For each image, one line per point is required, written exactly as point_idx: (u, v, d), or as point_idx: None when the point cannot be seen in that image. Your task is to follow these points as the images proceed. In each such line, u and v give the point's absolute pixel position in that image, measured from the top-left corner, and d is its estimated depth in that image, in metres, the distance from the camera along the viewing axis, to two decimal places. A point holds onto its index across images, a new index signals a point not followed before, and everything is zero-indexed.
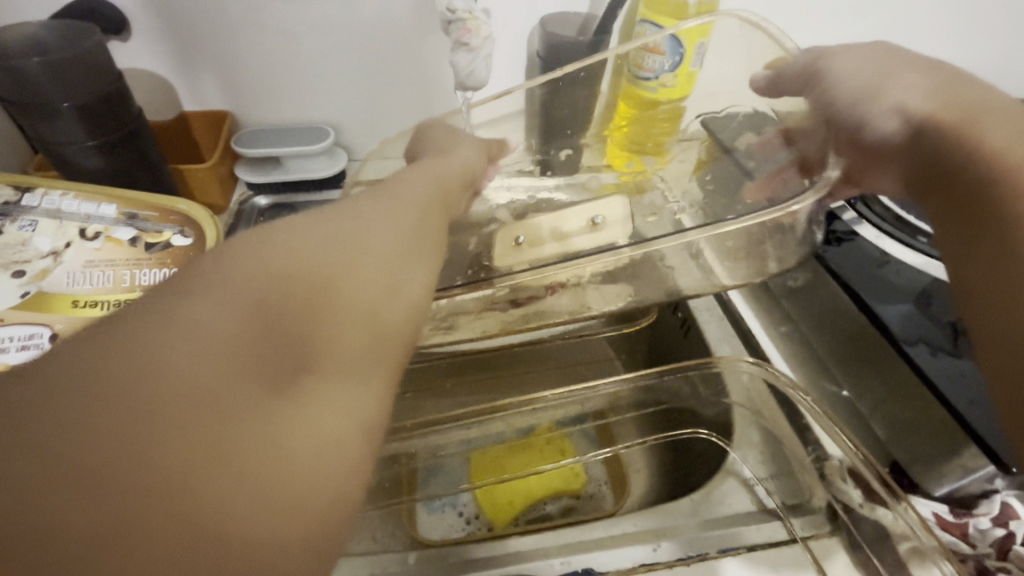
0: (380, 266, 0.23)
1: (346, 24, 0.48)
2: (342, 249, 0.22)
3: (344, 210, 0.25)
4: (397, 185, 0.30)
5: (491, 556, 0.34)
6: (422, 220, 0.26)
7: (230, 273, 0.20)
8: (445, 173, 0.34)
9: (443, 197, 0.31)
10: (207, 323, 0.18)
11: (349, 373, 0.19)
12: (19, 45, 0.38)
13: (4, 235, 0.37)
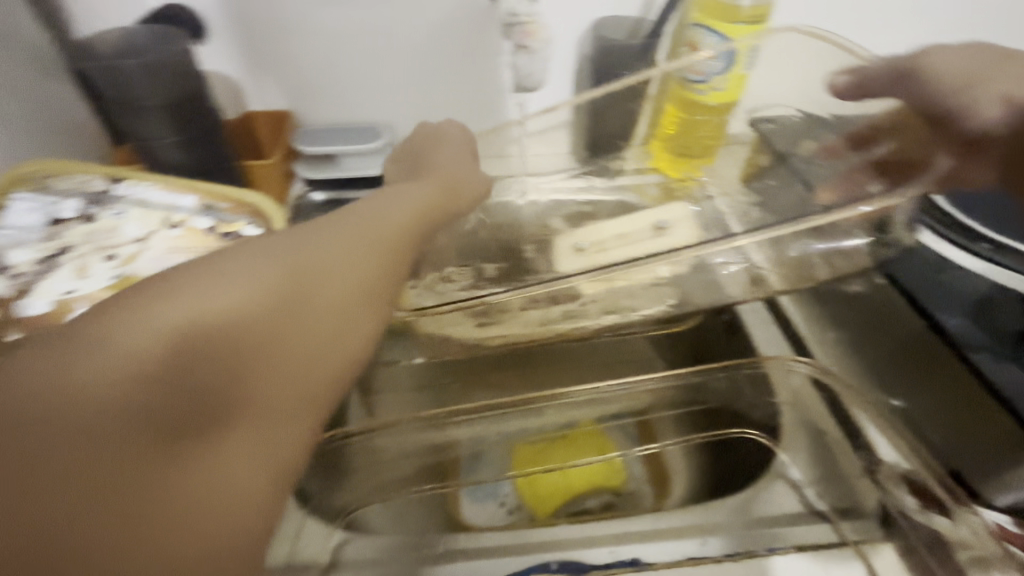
0: (323, 312, 0.23)
1: (404, 28, 0.50)
2: (282, 293, 0.23)
3: (313, 232, 0.25)
4: (369, 200, 0.29)
5: (539, 541, 0.35)
6: (392, 246, 0.27)
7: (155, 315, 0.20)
8: (441, 190, 0.33)
9: (430, 213, 0.31)
10: (154, 361, 0.19)
11: (277, 413, 0.22)
12: (114, 44, 0.41)
13: (96, 221, 0.40)
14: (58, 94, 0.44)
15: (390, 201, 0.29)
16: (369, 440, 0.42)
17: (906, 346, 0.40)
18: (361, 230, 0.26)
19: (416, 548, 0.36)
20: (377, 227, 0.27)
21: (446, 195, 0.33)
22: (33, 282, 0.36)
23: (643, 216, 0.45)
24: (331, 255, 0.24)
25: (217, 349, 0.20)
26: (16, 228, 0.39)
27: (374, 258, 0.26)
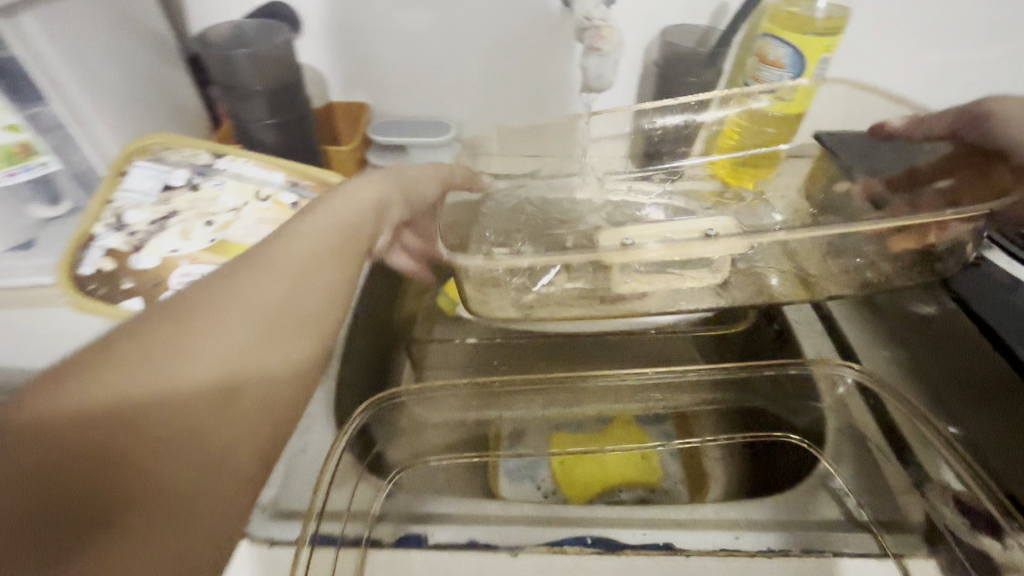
0: (213, 367, 0.24)
1: (481, 33, 0.54)
2: (163, 361, 0.23)
3: (229, 274, 0.27)
4: (262, 241, 0.29)
5: (570, 516, 0.36)
6: (317, 276, 0.29)
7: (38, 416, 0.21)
8: (354, 199, 0.34)
9: (354, 234, 0.33)
10: (84, 417, 0.21)
11: (214, 446, 0.23)
12: (226, 35, 0.46)
13: (199, 190, 0.45)
14: (173, 77, 0.50)
15: (285, 237, 0.29)
16: (420, 404, 0.46)
17: (959, 373, 0.40)
18: (279, 267, 0.28)
19: (449, 509, 0.36)
20: (297, 259, 0.28)
21: (355, 218, 0.33)
22: (146, 239, 0.42)
23: (696, 222, 0.47)
24: (244, 297, 0.26)
25: (134, 396, 0.22)
26: (135, 192, 0.44)
27: (296, 292, 0.28)
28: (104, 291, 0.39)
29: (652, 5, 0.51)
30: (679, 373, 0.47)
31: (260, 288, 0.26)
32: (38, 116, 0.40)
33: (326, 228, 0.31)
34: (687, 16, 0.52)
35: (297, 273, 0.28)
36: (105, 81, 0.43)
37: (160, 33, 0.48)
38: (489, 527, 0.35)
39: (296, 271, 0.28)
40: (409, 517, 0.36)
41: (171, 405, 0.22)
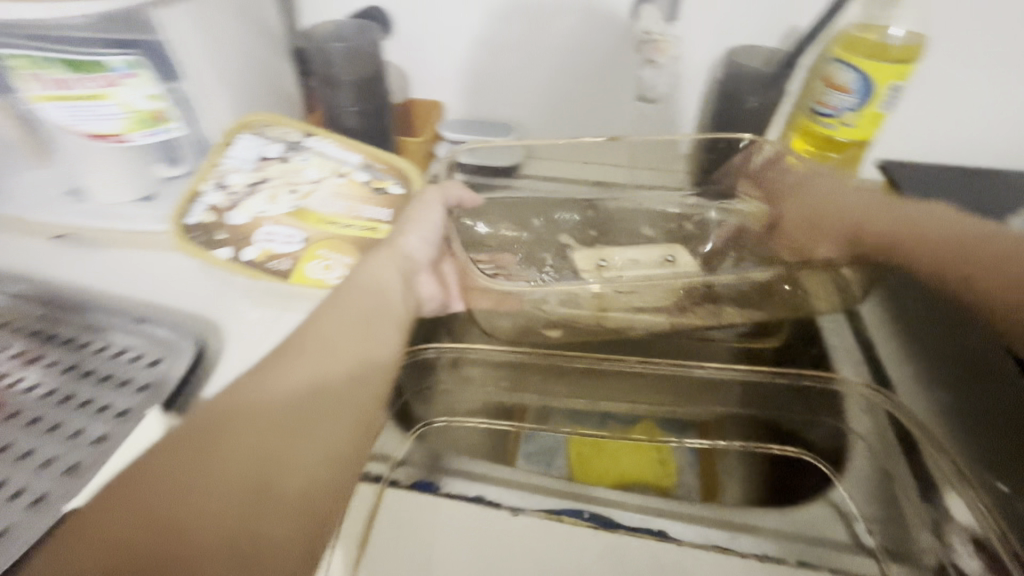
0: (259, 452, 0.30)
1: (552, 44, 0.57)
2: (216, 447, 0.29)
3: (279, 356, 0.34)
4: (291, 335, 0.35)
5: (574, 488, 0.39)
6: (348, 351, 0.35)
7: (130, 503, 0.27)
8: (382, 273, 0.40)
9: (381, 310, 0.38)
10: (163, 502, 0.27)
11: (271, 516, 0.28)
12: (326, 32, 0.52)
13: (289, 162, 0.52)
14: (280, 66, 0.58)
15: (309, 329, 0.35)
16: (458, 372, 0.50)
17: (997, 401, 0.41)
18: (314, 348, 0.34)
19: (478, 468, 0.40)
20: (331, 336, 0.35)
21: (374, 299, 0.38)
22: (240, 199, 0.49)
23: (658, 250, 0.50)
24: (289, 372, 0.33)
25: (201, 482, 0.28)
26: (238, 159, 0.51)
27: (326, 367, 0.34)
28: (202, 239, 0.47)
29: (719, 25, 0.53)
30: (704, 369, 0.49)
31: (291, 381, 0.32)
32: (173, 90, 0.47)
33: (360, 307, 0.37)
34: (755, 37, 0.53)
35: (330, 350, 0.34)
36: (227, 65, 0.50)
37: (275, 28, 0.56)
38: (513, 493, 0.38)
39: (329, 348, 0.34)
40: (445, 470, 0.40)
41: (230, 463, 0.29)
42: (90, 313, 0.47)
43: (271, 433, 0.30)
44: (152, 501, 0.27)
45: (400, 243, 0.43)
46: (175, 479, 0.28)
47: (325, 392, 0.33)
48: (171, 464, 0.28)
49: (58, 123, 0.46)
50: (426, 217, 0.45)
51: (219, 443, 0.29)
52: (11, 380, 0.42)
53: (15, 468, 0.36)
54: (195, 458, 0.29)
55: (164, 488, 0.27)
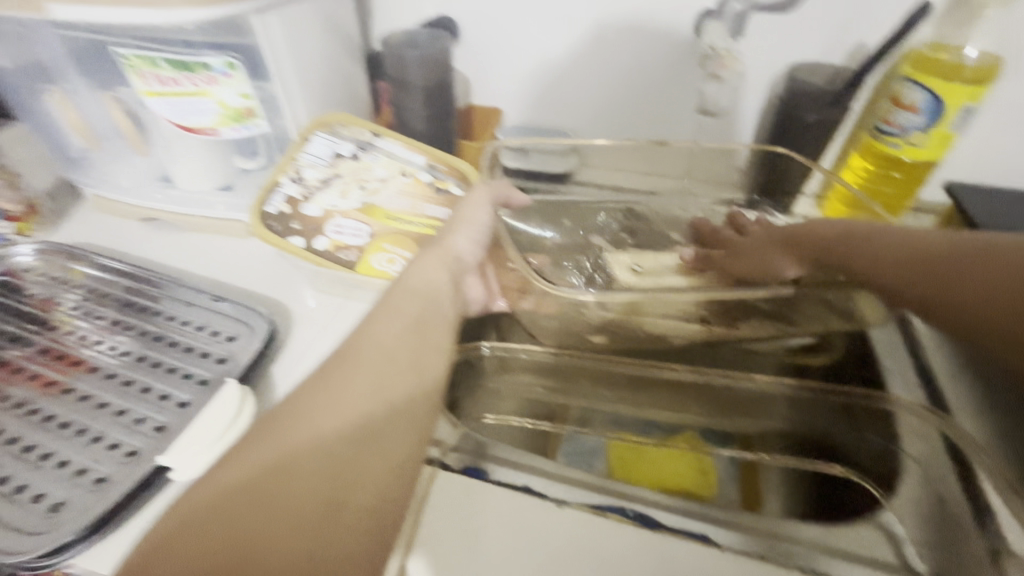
0: (328, 460, 0.30)
1: (614, 56, 0.59)
2: (288, 457, 0.30)
3: (339, 366, 0.34)
4: (352, 342, 0.36)
5: (615, 488, 0.40)
6: (404, 360, 0.35)
7: (210, 509, 0.28)
8: (435, 278, 0.40)
9: (434, 318, 0.39)
10: (241, 509, 0.28)
11: (342, 526, 0.29)
12: (399, 40, 0.55)
13: (359, 161, 0.54)
14: (354, 70, 0.62)
15: (370, 335, 0.36)
16: (504, 369, 0.52)
17: None
18: (372, 358, 0.35)
19: (529, 461, 0.42)
20: (388, 345, 0.35)
21: (429, 305, 0.39)
22: (314, 193, 0.52)
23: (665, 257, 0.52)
24: (349, 384, 0.33)
25: (275, 491, 0.29)
26: (313, 155, 0.54)
27: (384, 376, 0.34)
28: (278, 228, 0.50)
29: (783, 41, 0.53)
30: (750, 381, 0.50)
31: (354, 390, 0.33)
32: (261, 89, 0.52)
33: (414, 314, 0.38)
34: (819, 54, 0.53)
35: (387, 359, 0.35)
36: (307, 67, 0.54)
37: (351, 34, 0.60)
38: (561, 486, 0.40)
39: (386, 357, 0.35)
40: (498, 459, 0.42)
41: (301, 473, 0.29)
42: (175, 290, 0.52)
43: (336, 446, 0.31)
44: (229, 509, 0.28)
45: (451, 244, 0.43)
46: (250, 492, 0.28)
47: (384, 402, 0.33)
48: (243, 477, 0.29)
49: (161, 116, 0.50)
50: (473, 215, 0.45)
51: (289, 457, 0.30)
52: (104, 345, 0.47)
53: (111, 424, 0.41)
54: (266, 471, 0.29)
55: (240, 496, 0.28)
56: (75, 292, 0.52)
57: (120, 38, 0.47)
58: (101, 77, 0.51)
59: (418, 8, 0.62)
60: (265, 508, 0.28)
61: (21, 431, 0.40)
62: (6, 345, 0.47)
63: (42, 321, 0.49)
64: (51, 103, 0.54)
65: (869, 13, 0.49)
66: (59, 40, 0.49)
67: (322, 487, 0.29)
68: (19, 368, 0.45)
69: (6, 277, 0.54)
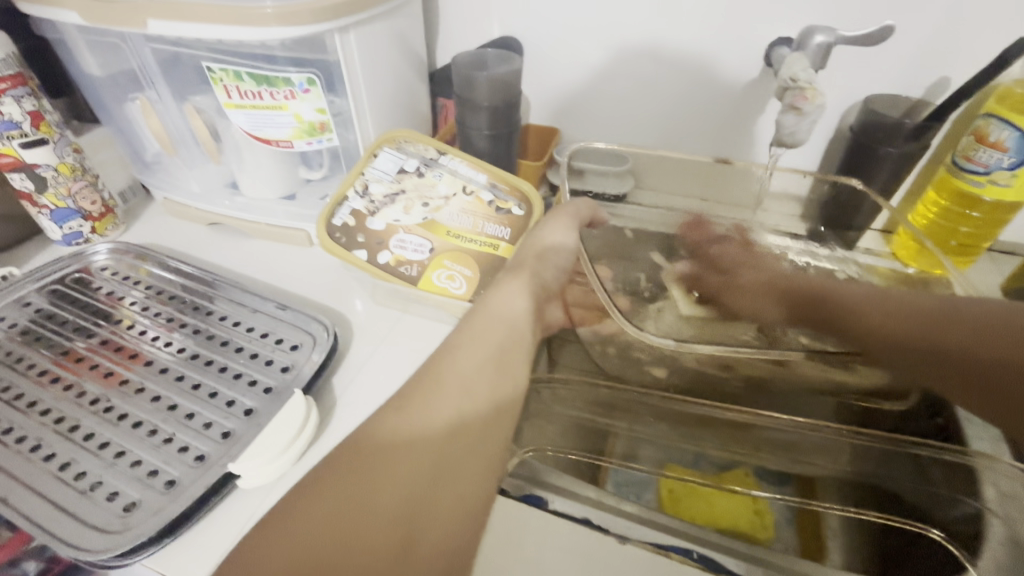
0: (416, 479, 0.31)
1: (677, 85, 0.57)
2: (378, 470, 0.31)
3: (420, 393, 0.34)
4: (435, 362, 0.37)
5: (672, 525, 0.40)
6: (483, 392, 0.36)
7: (305, 517, 0.29)
8: (513, 307, 0.41)
9: (514, 345, 0.39)
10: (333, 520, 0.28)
11: (425, 548, 0.29)
12: (466, 62, 0.56)
13: (424, 177, 0.55)
14: (417, 86, 0.62)
15: (453, 358, 0.37)
16: (541, 394, 0.48)
17: None
18: (455, 385, 0.35)
19: (581, 490, 0.41)
20: (468, 374, 0.36)
21: (511, 332, 0.40)
22: (380, 207, 0.53)
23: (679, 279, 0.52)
24: (432, 410, 0.33)
25: (367, 504, 0.29)
26: (379, 170, 0.55)
27: (465, 410, 0.34)
28: (344, 240, 0.51)
29: (861, 73, 0.51)
30: (806, 430, 0.46)
31: (439, 411, 0.34)
32: (334, 104, 0.53)
33: (496, 340, 0.39)
34: (898, 87, 0.51)
35: (468, 389, 0.35)
36: (377, 84, 0.55)
37: (417, 52, 0.60)
38: (619, 519, 0.40)
39: (466, 388, 0.35)
40: (551, 487, 0.41)
41: (388, 488, 0.30)
42: (236, 295, 0.53)
43: (417, 478, 0.31)
44: (323, 519, 0.28)
45: (538, 268, 0.45)
46: (335, 520, 0.28)
47: (462, 435, 0.33)
48: (326, 502, 0.29)
49: (239, 127, 0.52)
50: (552, 244, 0.47)
51: (374, 477, 0.30)
52: (168, 345, 0.48)
53: (180, 425, 0.42)
54: (357, 482, 0.30)
55: (332, 508, 0.29)
56: (140, 291, 0.54)
57: (209, 53, 0.49)
58: (184, 86, 0.53)
59: (482, 27, 0.62)
60: (348, 537, 0.28)
61: (95, 427, 0.42)
62: (79, 340, 0.49)
63: (111, 318, 0.51)
64: (135, 110, 0.56)
65: (957, 47, 0.47)
66: (150, 53, 0.51)
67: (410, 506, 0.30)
68: (90, 362, 0.47)
69: (81, 273, 0.56)
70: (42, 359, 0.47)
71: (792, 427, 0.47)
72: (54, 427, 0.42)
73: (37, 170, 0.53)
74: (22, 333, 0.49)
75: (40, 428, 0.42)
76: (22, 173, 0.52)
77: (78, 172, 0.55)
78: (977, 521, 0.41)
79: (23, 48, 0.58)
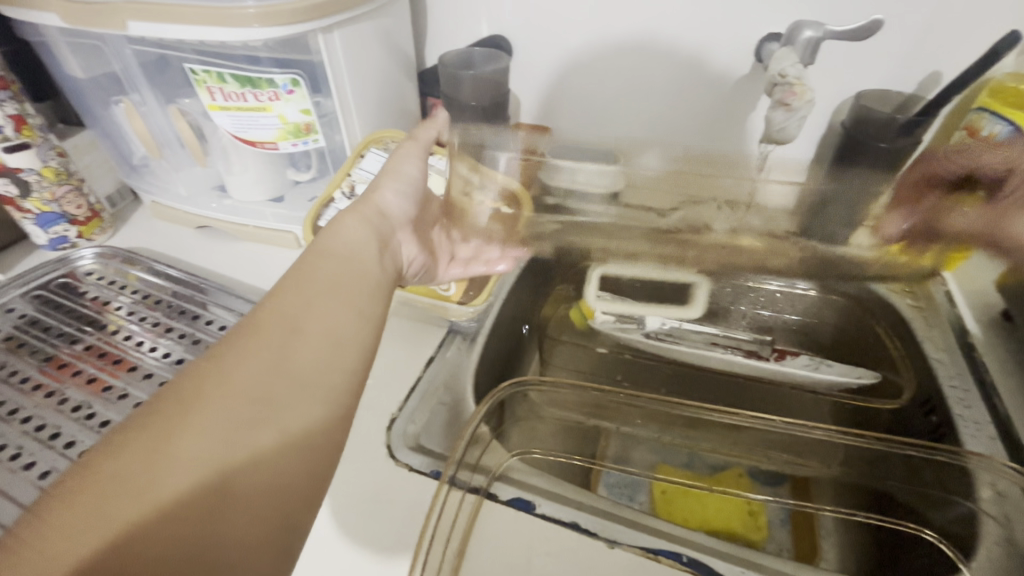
0: (249, 412, 0.29)
1: (668, 81, 0.56)
2: (203, 408, 0.29)
3: (255, 330, 0.32)
4: (271, 301, 0.34)
5: (671, 531, 0.39)
6: (327, 327, 0.34)
7: (125, 468, 0.26)
8: (354, 249, 0.40)
9: (360, 281, 0.38)
10: (159, 465, 0.27)
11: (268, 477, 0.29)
12: (453, 61, 0.55)
13: None
14: (406, 86, 0.62)
15: (291, 296, 0.35)
16: (528, 393, 0.48)
17: None
18: (292, 324, 0.33)
19: (579, 496, 0.41)
20: (303, 312, 0.34)
21: (355, 270, 0.38)
22: None
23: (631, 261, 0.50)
24: (267, 346, 0.32)
25: (198, 442, 0.28)
26: (367, 171, 0.54)
27: (292, 346, 0.32)
28: None
29: (851, 68, 0.50)
30: (789, 425, 0.46)
31: (274, 346, 0.32)
32: (319, 105, 0.52)
33: (337, 278, 0.37)
34: (890, 82, 0.50)
35: (306, 325, 0.33)
36: (361, 84, 0.54)
37: (404, 51, 0.60)
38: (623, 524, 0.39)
39: (304, 323, 0.34)
40: (547, 492, 0.41)
41: (217, 424, 0.28)
42: (224, 299, 0.53)
43: (246, 418, 0.29)
44: (147, 465, 0.26)
45: (375, 200, 0.44)
46: (140, 481, 0.26)
47: (300, 366, 0.32)
48: (145, 451, 0.27)
49: (224, 130, 0.52)
50: (382, 193, 0.44)
51: (200, 416, 0.28)
52: (153, 350, 0.48)
53: None
54: (180, 422, 0.28)
55: (155, 452, 0.27)
56: (126, 296, 0.54)
57: (191, 54, 0.48)
58: (167, 89, 0.53)
59: (470, 25, 0.61)
60: (161, 490, 0.26)
61: (77, 435, 0.41)
62: (63, 346, 0.48)
63: (96, 324, 0.50)
64: (120, 113, 0.55)
65: (947, 40, 0.46)
66: (132, 54, 0.50)
67: (243, 438, 0.29)
68: (74, 369, 0.46)
69: (66, 278, 0.55)
70: (25, 366, 0.46)
71: (779, 424, 0.46)
72: (35, 434, 0.41)
73: (20, 175, 0.52)
74: (6, 339, 0.49)
75: (20, 436, 0.41)
76: (5, 178, 0.52)
77: (62, 176, 0.54)
78: (971, 522, 0.41)
79: (5, 51, 0.57)
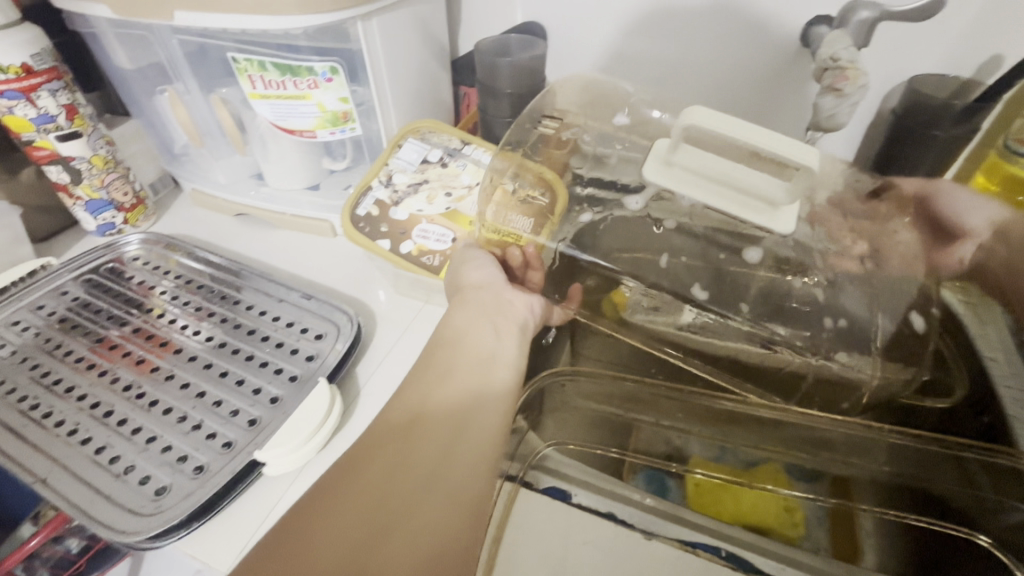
0: (417, 457, 0.35)
1: (709, 65, 0.54)
2: (391, 437, 0.36)
3: (426, 377, 0.40)
4: (433, 353, 0.41)
5: (709, 526, 0.42)
6: (475, 385, 0.39)
7: (343, 474, 0.34)
8: (469, 328, 0.42)
9: (500, 335, 0.43)
10: (357, 478, 0.34)
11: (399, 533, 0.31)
12: (489, 49, 0.55)
13: (447, 167, 0.55)
14: (441, 74, 0.62)
15: (448, 342, 0.42)
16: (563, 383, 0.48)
17: None
18: (446, 370, 0.40)
19: (619, 490, 0.43)
20: (449, 369, 0.40)
21: (491, 322, 0.43)
22: (403, 197, 0.53)
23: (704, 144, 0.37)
24: (432, 389, 0.39)
25: (382, 471, 0.34)
26: (404, 160, 0.55)
27: (439, 395, 0.38)
28: (368, 230, 0.51)
29: (908, 53, 0.47)
30: (831, 422, 0.46)
31: (429, 394, 0.38)
32: (356, 93, 0.52)
33: (477, 333, 0.42)
34: (944, 65, 0.47)
35: (456, 375, 0.40)
36: (397, 71, 0.54)
37: (440, 40, 0.60)
38: (662, 519, 0.42)
39: (454, 374, 0.40)
40: (580, 481, 0.43)
41: (394, 453, 0.35)
42: (261, 284, 0.54)
43: (409, 456, 0.35)
44: (354, 476, 0.34)
45: (466, 284, 0.45)
46: (351, 484, 0.34)
47: (446, 424, 0.37)
48: (353, 463, 0.35)
49: (264, 119, 0.52)
50: (476, 267, 0.46)
51: (384, 445, 0.35)
52: (196, 333, 0.49)
53: (209, 413, 0.43)
54: (367, 446, 0.35)
55: (362, 463, 0.35)
56: (169, 281, 0.55)
57: (231, 43, 0.49)
58: (209, 78, 0.54)
59: (507, 13, 0.60)
60: (360, 498, 0.33)
61: (129, 413, 0.43)
62: (113, 328, 0.50)
63: (142, 306, 0.52)
64: (163, 102, 0.57)
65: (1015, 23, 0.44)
66: (177, 45, 0.51)
67: (408, 473, 0.34)
68: (123, 350, 0.48)
69: (114, 262, 0.57)
70: (79, 346, 0.48)
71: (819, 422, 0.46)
72: (91, 412, 0.43)
73: (72, 162, 0.54)
74: (61, 320, 0.51)
75: (78, 412, 0.43)
76: (58, 165, 0.54)
77: (110, 164, 0.56)
78: None
79: (56, 42, 0.59)
